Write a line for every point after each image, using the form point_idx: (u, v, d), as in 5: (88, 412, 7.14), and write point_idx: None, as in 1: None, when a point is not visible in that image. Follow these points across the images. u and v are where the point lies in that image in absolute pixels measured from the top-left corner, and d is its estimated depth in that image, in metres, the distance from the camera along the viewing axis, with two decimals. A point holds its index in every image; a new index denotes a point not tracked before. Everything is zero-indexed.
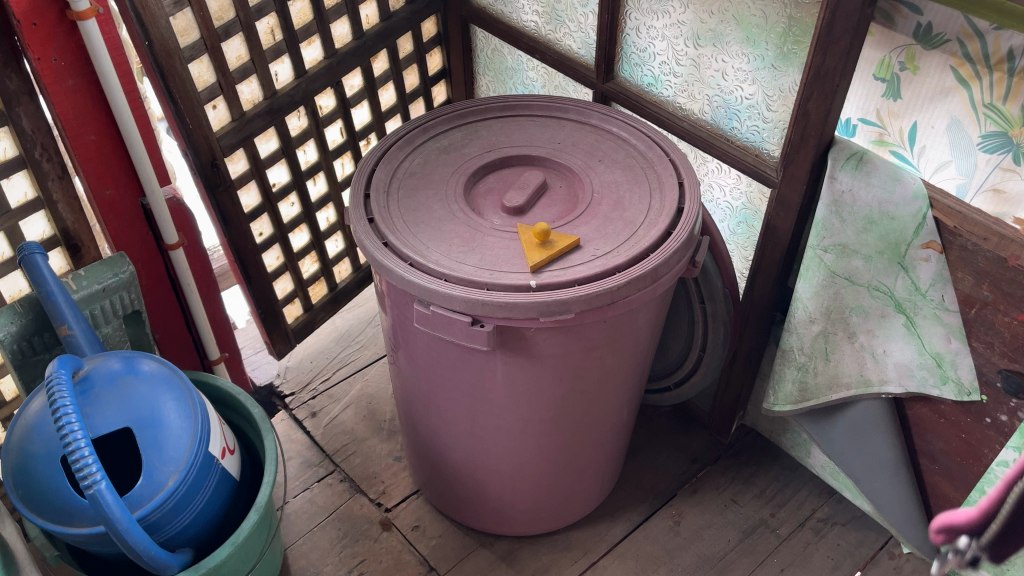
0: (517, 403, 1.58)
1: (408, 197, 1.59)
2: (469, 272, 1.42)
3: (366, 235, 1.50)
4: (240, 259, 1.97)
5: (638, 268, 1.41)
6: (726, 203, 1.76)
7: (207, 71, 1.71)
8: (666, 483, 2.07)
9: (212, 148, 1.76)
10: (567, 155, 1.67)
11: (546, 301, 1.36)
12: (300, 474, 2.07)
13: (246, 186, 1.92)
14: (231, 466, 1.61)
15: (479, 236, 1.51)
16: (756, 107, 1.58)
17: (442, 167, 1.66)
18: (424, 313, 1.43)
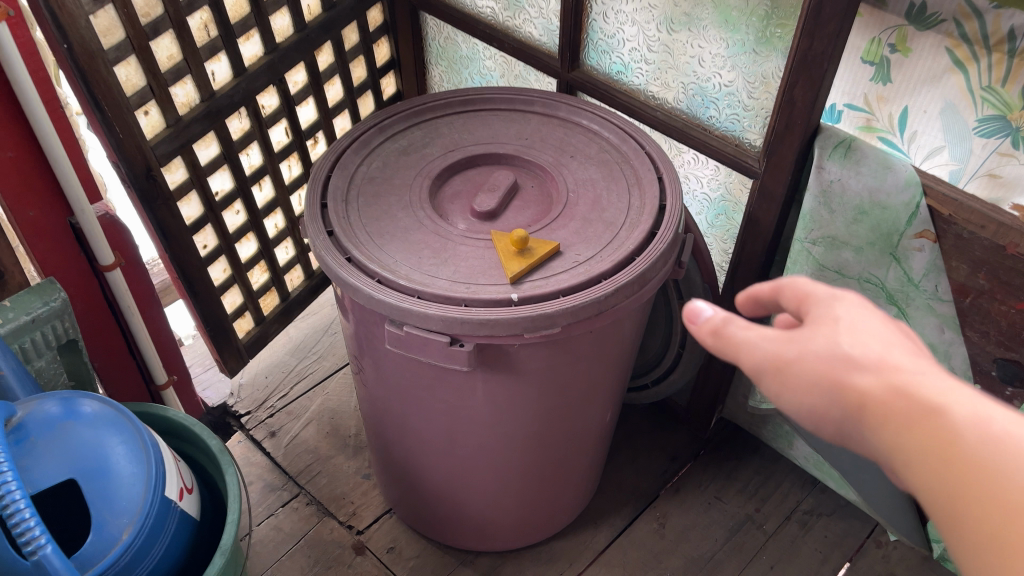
0: (499, 421, 1.48)
1: (368, 205, 1.47)
2: (445, 287, 1.31)
3: (327, 250, 1.37)
4: (184, 275, 1.82)
5: (624, 274, 1.32)
6: (704, 194, 1.68)
7: (136, 74, 1.55)
8: (648, 484, 2.00)
9: (148, 157, 1.61)
10: (537, 152, 1.57)
11: (530, 316, 1.25)
12: (263, 499, 1.94)
13: (186, 196, 1.76)
14: (190, 507, 1.47)
15: (449, 246, 1.40)
16: (735, 95, 1.49)
17: (404, 170, 1.54)
18: (397, 334, 1.31)
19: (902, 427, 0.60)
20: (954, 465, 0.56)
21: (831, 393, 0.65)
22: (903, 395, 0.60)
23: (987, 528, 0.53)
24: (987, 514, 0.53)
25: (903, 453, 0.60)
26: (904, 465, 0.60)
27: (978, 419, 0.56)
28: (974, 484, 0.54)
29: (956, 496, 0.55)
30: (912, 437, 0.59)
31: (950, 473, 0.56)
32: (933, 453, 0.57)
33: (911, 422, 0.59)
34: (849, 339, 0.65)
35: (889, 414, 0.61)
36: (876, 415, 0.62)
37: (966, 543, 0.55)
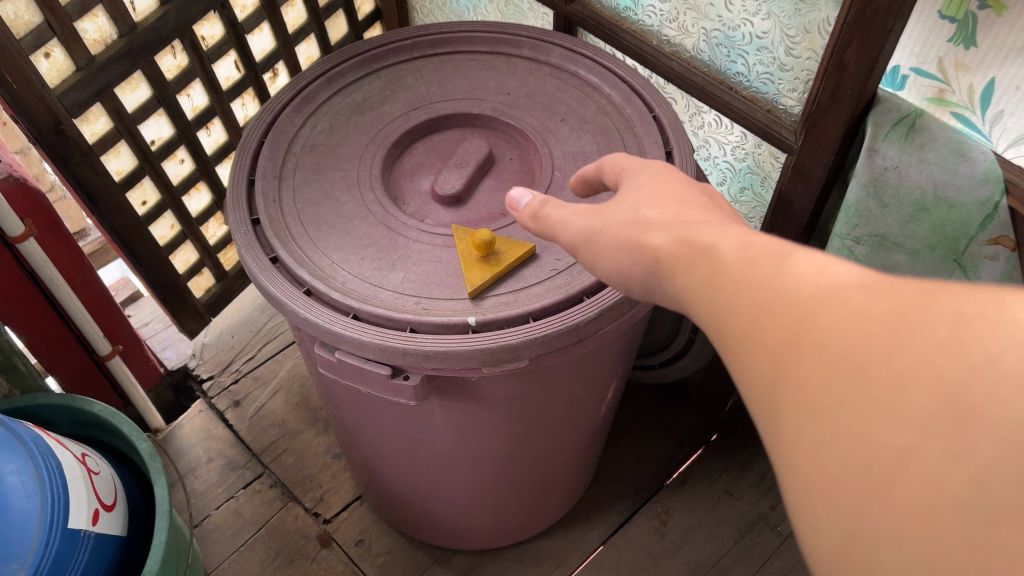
0: (464, 444, 1.26)
1: (306, 183, 1.20)
2: (389, 304, 1.05)
3: (247, 248, 1.11)
4: (120, 237, 1.58)
5: (612, 292, 1.04)
6: (726, 163, 1.37)
7: (27, 9, 1.27)
8: (651, 474, 1.79)
9: (54, 109, 1.34)
10: (520, 113, 1.28)
11: (489, 349, 1.00)
12: (224, 479, 1.76)
13: (114, 149, 1.50)
14: (110, 528, 1.28)
15: (400, 244, 1.13)
16: (769, 49, 1.18)
17: (355, 134, 1.26)
18: (329, 360, 1.07)
19: (750, 308, 0.57)
20: (790, 335, 0.53)
21: (644, 265, 0.67)
22: (744, 258, 0.59)
23: (816, 402, 0.50)
24: (809, 376, 0.51)
25: (718, 312, 0.60)
26: (737, 345, 0.57)
27: (812, 281, 0.54)
28: (799, 346, 0.52)
29: (780, 370, 0.53)
30: (741, 309, 0.57)
31: (792, 352, 0.53)
32: (778, 330, 0.54)
33: (769, 306, 0.55)
34: (659, 213, 0.69)
35: (737, 287, 0.58)
36: (725, 294, 0.59)
37: (791, 424, 0.52)
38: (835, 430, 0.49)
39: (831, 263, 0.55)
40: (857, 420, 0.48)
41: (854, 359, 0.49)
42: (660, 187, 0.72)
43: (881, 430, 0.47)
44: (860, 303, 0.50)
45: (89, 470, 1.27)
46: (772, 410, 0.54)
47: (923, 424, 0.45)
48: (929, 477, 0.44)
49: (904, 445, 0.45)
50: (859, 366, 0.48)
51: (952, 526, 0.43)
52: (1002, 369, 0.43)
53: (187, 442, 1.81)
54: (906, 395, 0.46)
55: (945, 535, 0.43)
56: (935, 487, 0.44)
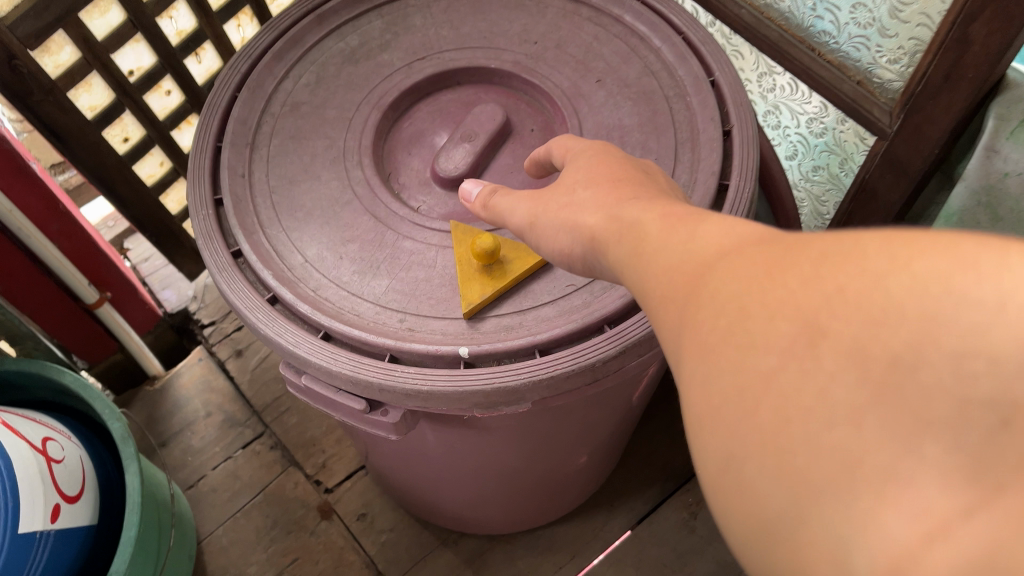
0: (461, 458, 1.09)
1: (283, 153, 0.99)
2: (368, 321, 0.87)
3: (206, 238, 0.92)
4: (99, 178, 1.41)
5: (640, 323, 0.83)
6: (798, 134, 1.14)
7: None
8: (683, 459, 1.62)
9: (5, 43, 1.13)
10: (547, 70, 1.04)
11: (484, 390, 0.81)
12: (221, 438, 1.65)
13: (84, 81, 1.30)
14: (74, 518, 1.16)
15: (389, 241, 0.93)
16: (867, 7, 0.93)
17: (346, 91, 1.04)
18: (295, 385, 0.89)
19: (664, 274, 0.50)
20: (691, 286, 0.46)
21: (581, 241, 0.63)
22: (664, 227, 0.54)
23: (701, 337, 0.42)
24: (700, 314, 0.43)
25: (641, 281, 0.53)
26: (656, 308, 0.50)
27: (721, 234, 0.48)
28: (696, 298, 0.45)
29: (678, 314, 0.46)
30: (659, 272, 0.51)
31: (689, 300, 0.45)
32: (681, 286, 0.47)
33: (680, 268, 0.49)
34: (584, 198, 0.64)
35: (652, 257, 0.53)
36: (644, 264, 0.53)
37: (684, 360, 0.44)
38: (709, 358, 0.41)
39: (742, 223, 0.48)
40: (726, 346, 0.40)
41: (740, 297, 0.41)
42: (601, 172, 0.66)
43: (750, 355, 0.38)
44: (752, 252, 0.43)
45: (49, 459, 1.15)
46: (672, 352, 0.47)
47: (786, 345, 0.37)
48: (788, 401, 0.36)
49: (768, 365, 0.37)
50: (741, 297, 0.41)
51: (808, 447, 0.34)
52: (869, 271, 0.35)
53: (185, 394, 1.70)
54: (776, 315, 0.38)
55: (795, 448, 0.35)
56: (791, 406, 0.35)
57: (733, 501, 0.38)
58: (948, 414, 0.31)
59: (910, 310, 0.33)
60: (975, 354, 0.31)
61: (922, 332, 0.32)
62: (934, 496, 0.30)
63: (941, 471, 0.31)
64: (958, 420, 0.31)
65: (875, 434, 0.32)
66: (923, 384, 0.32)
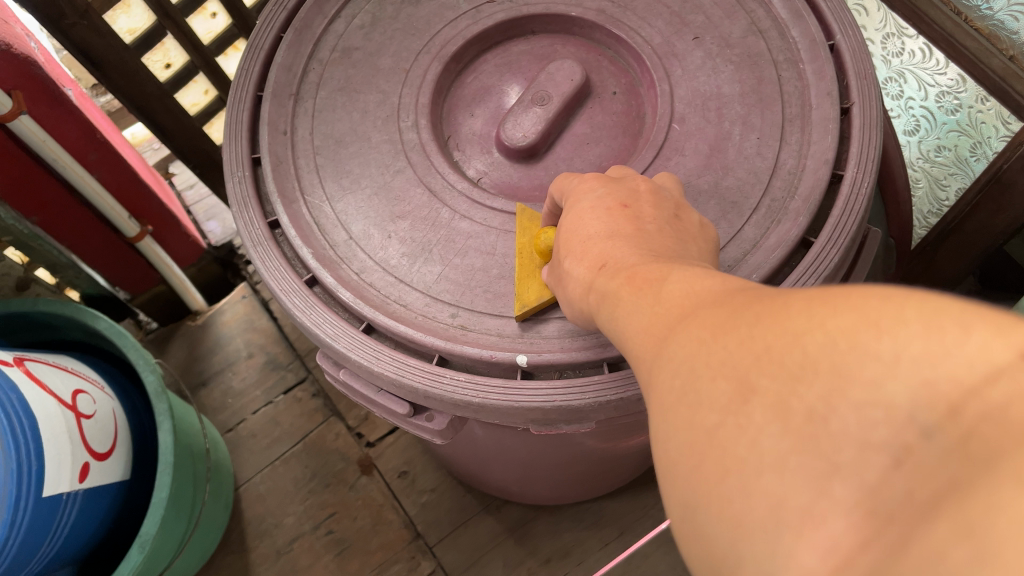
0: None
1: (330, 108, 0.88)
2: (415, 314, 0.77)
3: (240, 205, 0.82)
4: (137, 107, 1.31)
5: None
6: (922, 107, 1.00)
7: None
8: None
9: None
10: (635, 21, 0.89)
11: (542, 409, 0.71)
12: (263, 380, 1.59)
13: (126, 3, 1.18)
14: (102, 475, 1.11)
15: (444, 219, 0.81)
16: None
17: (404, 36, 0.91)
18: (331, 376, 0.80)
19: (636, 336, 0.44)
20: (655, 337, 0.41)
21: (580, 312, 0.58)
22: (639, 281, 0.46)
23: (658, 393, 0.37)
24: (659, 367, 0.38)
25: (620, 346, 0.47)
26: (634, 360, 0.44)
27: (689, 285, 0.42)
28: (657, 354, 0.39)
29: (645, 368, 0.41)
30: (635, 327, 0.44)
31: (653, 354, 0.40)
32: (648, 340, 0.41)
33: (648, 318, 0.43)
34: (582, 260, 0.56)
35: (626, 317, 0.47)
36: (621, 324, 0.47)
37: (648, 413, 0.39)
38: (660, 414, 0.36)
39: (711, 276, 0.42)
40: (671, 405, 0.35)
41: (690, 357, 0.35)
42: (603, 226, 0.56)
43: (690, 415, 0.33)
44: (710, 307, 0.37)
45: (79, 415, 1.09)
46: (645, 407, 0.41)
47: (721, 401, 0.32)
48: (716, 450, 0.31)
49: (709, 422, 0.32)
50: (690, 357, 0.35)
51: (735, 504, 0.29)
52: (797, 323, 0.30)
53: (227, 331, 1.64)
54: (716, 373, 0.33)
55: (722, 496, 0.30)
56: (722, 462, 0.30)
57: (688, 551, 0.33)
58: (856, 458, 0.26)
59: (826, 363, 0.28)
60: (883, 399, 0.26)
61: (840, 379, 0.27)
62: (839, 533, 0.26)
63: (853, 520, 0.26)
64: (865, 465, 0.26)
65: (793, 479, 0.27)
66: (835, 433, 0.27)
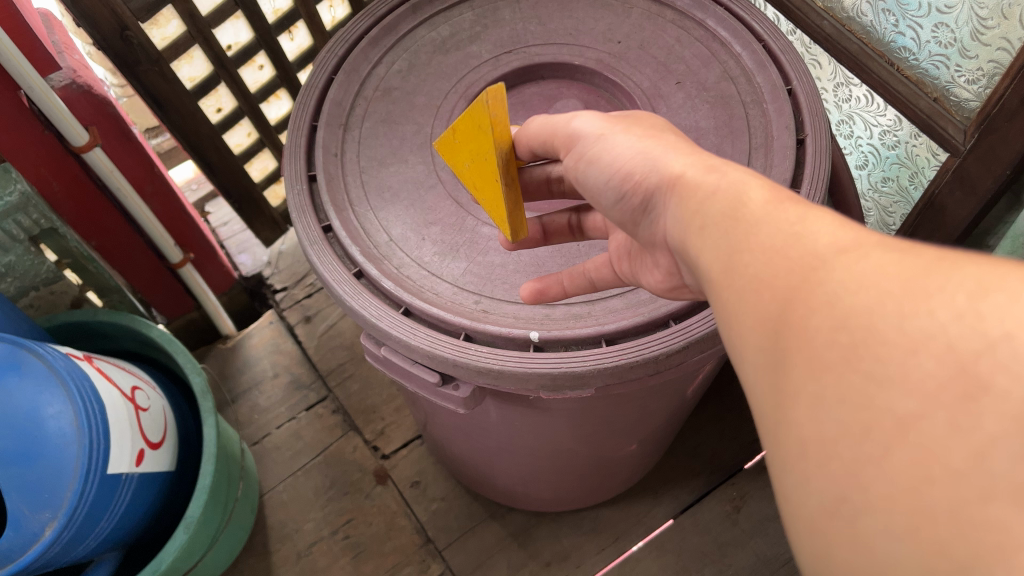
0: (520, 436, 1.15)
1: (373, 136, 1.05)
2: (445, 299, 0.93)
3: (299, 212, 0.99)
4: (190, 145, 1.49)
5: (703, 321, 0.88)
6: (870, 146, 1.17)
7: None
8: (731, 450, 1.64)
9: (120, 14, 1.22)
10: (628, 69, 1.08)
11: (550, 373, 0.86)
12: (287, 398, 1.73)
13: (186, 54, 1.38)
14: (155, 464, 1.25)
15: (467, 225, 0.98)
16: (949, 27, 0.95)
17: (435, 79, 1.09)
18: (374, 355, 0.96)
19: (756, 254, 0.47)
20: (795, 272, 0.44)
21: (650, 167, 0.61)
22: (772, 207, 0.50)
23: (809, 351, 0.41)
24: (805, 318, 0.42)
25: (734, 249, 0.49)
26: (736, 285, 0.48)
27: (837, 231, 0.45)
28: (807, 293, 0.42)
29: (775, 312, 0.44)
30: (754, 251, 0.48)
31: (792, 297, 0.43)
32: (784, 272, 0.45)
33: (776, 247, 0.46)
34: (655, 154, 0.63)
35: (749, 227, 0.49)
36: (738, 233, 0.50)
37: (781, 362, 0.43)
38: (811, 374, 0.40)
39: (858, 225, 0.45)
40: (830, 365, 0.39)
41: (868, 319, 0.38)
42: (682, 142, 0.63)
43: (882, 395, 0.37)
44: (879, 255, 0.41)
45: (137, 407, 1.23)
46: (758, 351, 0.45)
47: (929, 387, 0.35)
48: (921, 440, 0.35)
49: (905, 406, 0.36)
50: (855, 311, 0.39)
51: (910, 471, 0.35)
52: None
53: (254, 354, 1.79)
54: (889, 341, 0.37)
55: (922, 490, 0.34)
56: (930, 453, 0.34)
57: (828, 517, 0.38)
58: None
59: None
60: None
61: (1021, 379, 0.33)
62: None
63: None
64: None
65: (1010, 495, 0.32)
66: None
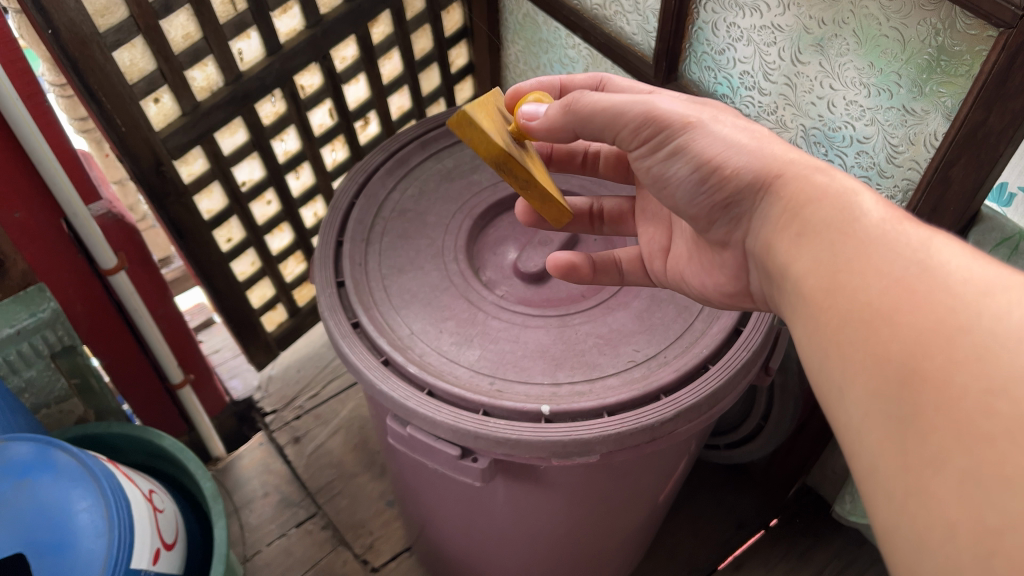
0: (522, 521, 1.25)
1: (392, 249, 1.22)
2: (465, 380, 1.06)
3: (331, 311, 1.12)
4: (202, 271, 1.62)
5: (690, 393, 1.02)
6: None
7: (143, 57, 1.30)
8: (704, 554, 1.74)
9: (156, 151, 1.39)
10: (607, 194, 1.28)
11: (562, 441, 0.98)
12: (277, 516, 1.78)
13: (207, 189, 1.54)
14: (168, 566, 1.29)
15: (479, 319, 1.14)
16: (869, 154, 1.15)
17: (443, 202, 1.27)
18: (400, 434, 1.07)
19: (880, 256, 0.65)
20: (938, 327, 0.56)
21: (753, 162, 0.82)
22: (883, 226, 0.68)
23: (957, 412, 0.52)
24: (950, 373, 0.54)
25: (868, 270, 0.65)
26: (852, 316, 0.64)
27: (962, 275, 0.59)
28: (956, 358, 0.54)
29: (909, 366, 0.56)
30: (873, 266, 0.65)
31: (935, 349, 0.55)
32: (925, 319, 0.58)
33: (906, 281, 0.61)
34: (751, 153, 0.82)
35: (884, 251, 0.65)
36: (870, 255, 0.66)
37: (920, 415, 0.55)
38: (956, 440, 0.51)
39: (979, 263, 0.60)
40: (981, 435, 0.50)
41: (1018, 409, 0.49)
42: (774, 149, 0.83)
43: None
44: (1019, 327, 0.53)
45: (154, 508, 1.31)
46: (885, 403, 0.58)
47: None
48: None
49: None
50: (1004, 375, 0.51)
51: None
52: None
53: (245, 474, 1.85)
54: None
55: None
56: None
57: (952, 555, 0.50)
58: None
59: None
60: None
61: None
62: None
63: None
64: None
65: None
66: None
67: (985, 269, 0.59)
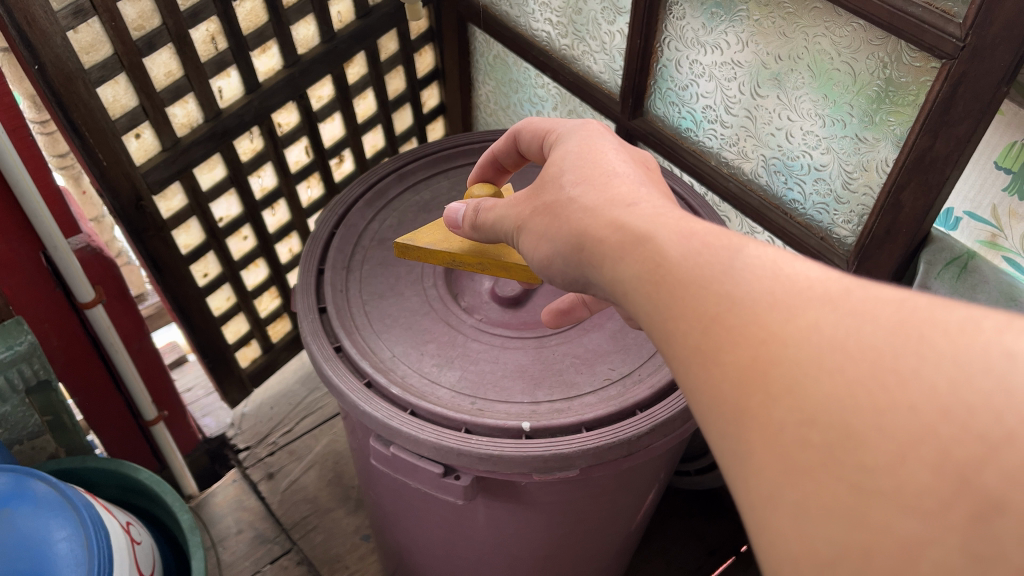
0: (499, 546, 1.26)
1: (373, 276, 1.25)
2: (446, 399, 1.09)
3: (313, 336, 1.15)
4: (179, 306, 1.64)
5: (664, 408, 1.06)
6: None
7: (126, 93, 1.33)
8: None
9: (137, 186, 1.41)
10: None
11: (544, 456, 1.01)
12: (251, 552, 1.77)
13: (184, 224, 1.57)
14: None
15: (459, 341, 1.17)
16: (826, 181, 1.22)
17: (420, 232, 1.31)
18: (384, 454, 1.09)
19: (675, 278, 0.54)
20: (751, 366, 0.44)
21: (547, 221, 0.73)
22: (690, 258, 0.53)
23: (779, 449, 0.42)
24: (766, 407, 0.43)
25: (657, 309, 0.54)
26: (671, 338, 0.52)
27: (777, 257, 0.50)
28: (757, 376, 0.44)
29: (736, 403, 0.45)
30: (686, 311, 0.50)
31: (750, 383, 0.44)
32: (739, 363, 0.45)
33: (698, 306, 0.50)
34: (551, 232, 0.72)
35: (665, 275, 0.54)
36: (652, 284, 0.55)
37: (749, 459, 0.44)
38: (785, 474, 0.41)
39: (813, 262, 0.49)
40: (809, 471, 0.40)
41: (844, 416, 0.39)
42: (566, 212, 0.70)
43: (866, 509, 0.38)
44: (838, 326, 0.42)
45: (131, 539, 1.31)
46: (729, 441, 0.45)
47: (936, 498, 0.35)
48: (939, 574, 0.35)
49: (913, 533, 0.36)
50: (816, 401, 0.40)
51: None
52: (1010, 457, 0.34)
53: (219, 511, 1.84)
54: (858, 441, 0.38)
55: None
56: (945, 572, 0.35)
57: None
58: None
59: None
60: None
61: (962, 467, 0.35)
62: None
63: None
64: None
65: None
66: None
67: (800, 272, 0.47)
